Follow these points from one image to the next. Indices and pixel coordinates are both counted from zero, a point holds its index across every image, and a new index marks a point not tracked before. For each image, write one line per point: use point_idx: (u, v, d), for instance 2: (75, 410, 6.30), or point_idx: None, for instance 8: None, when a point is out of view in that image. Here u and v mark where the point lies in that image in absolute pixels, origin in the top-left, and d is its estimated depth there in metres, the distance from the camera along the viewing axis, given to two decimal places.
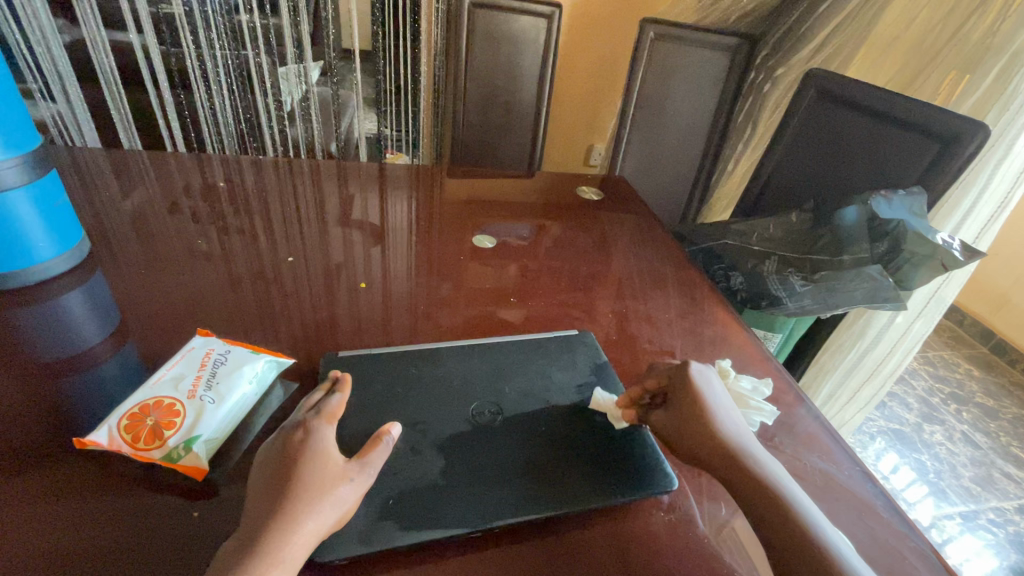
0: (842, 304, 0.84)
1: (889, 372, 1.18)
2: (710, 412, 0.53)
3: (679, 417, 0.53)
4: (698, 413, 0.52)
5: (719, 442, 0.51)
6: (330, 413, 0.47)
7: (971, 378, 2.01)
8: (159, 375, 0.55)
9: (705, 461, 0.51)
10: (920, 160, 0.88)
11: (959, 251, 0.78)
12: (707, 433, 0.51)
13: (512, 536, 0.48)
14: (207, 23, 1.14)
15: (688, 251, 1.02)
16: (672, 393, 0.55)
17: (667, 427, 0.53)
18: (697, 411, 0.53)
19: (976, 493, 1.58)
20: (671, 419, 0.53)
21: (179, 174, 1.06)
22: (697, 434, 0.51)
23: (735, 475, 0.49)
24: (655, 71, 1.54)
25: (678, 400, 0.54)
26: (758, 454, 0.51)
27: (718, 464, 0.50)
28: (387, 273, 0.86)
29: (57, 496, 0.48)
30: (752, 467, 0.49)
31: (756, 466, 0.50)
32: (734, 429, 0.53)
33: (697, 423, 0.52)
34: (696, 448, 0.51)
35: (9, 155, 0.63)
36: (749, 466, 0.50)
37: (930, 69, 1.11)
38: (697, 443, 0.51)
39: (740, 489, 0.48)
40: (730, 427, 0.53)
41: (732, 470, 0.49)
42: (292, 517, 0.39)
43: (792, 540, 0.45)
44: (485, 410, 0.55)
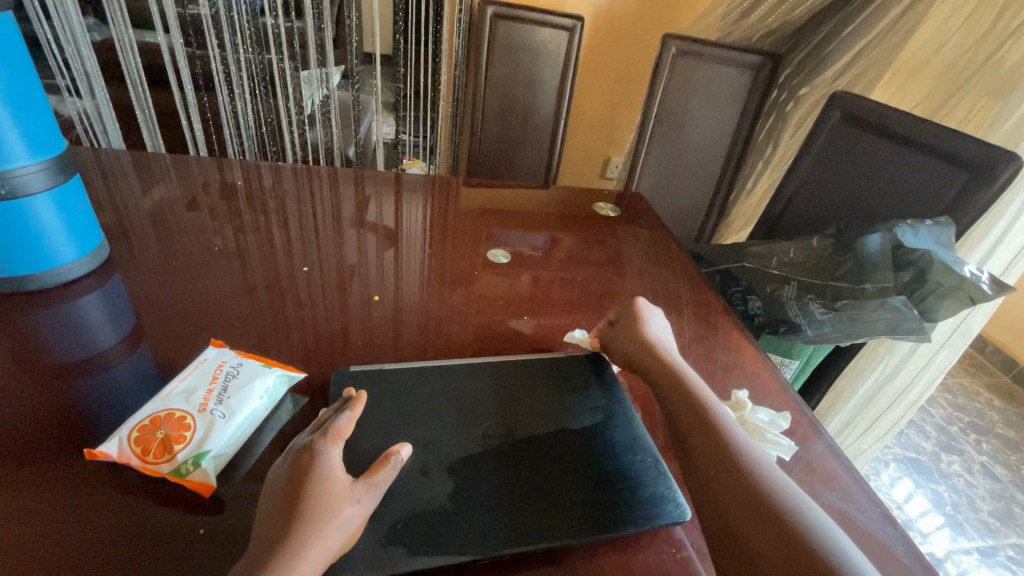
0: (864, 334, 0.82)
1: (909, 403, 1.16)
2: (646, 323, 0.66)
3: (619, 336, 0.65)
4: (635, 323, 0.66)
5: (649, 343, 0.63)
6: (337, 432, 0.44)
7: (991, 408, 1.96)
8: (171, 387, 0.55)
9: (630, 354, 0.63)
10: (948, 189, 0.86)
11: (987, 285, 0.76)
12: (637, 334, 0.65)
13: (520, 567, 0.47)
14: (232, 26, 1.14)
15: (704, 272, 1.01)
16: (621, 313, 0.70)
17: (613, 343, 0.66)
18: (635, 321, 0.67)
19: (995, 528, 1.53)
20: (614, 328, 0.67)
21: (199, 175, 1.06)
22: (628, 334, 0.65)
23: (664, 379, 0.58)
24: (676, 86, 1.52)
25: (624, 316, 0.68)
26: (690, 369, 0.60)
27: (640, 355, 0.62)
28: (399, 283, 0.85)
29: (62, 504, 0.47)
30: (676, 368, 0.60)
31: (686, 377, 0.58)
32: (663, 338, 0.65)
33: (631, 327, 0.66)
34: (627, 345, 0.64)
35: (34, 159, 0.64)
36: (677, 374, 0.59)
37: (960, 95, 1.09)
38: (628, 342, 0.64)
39: (663, 388, 0.58)
40: (659, 336, 0.65)
41: (663, 376, 0.59)
42: (297, 541, 0.39)
43: (699, 427, 0.52)
44: (495, 433, 0.55)
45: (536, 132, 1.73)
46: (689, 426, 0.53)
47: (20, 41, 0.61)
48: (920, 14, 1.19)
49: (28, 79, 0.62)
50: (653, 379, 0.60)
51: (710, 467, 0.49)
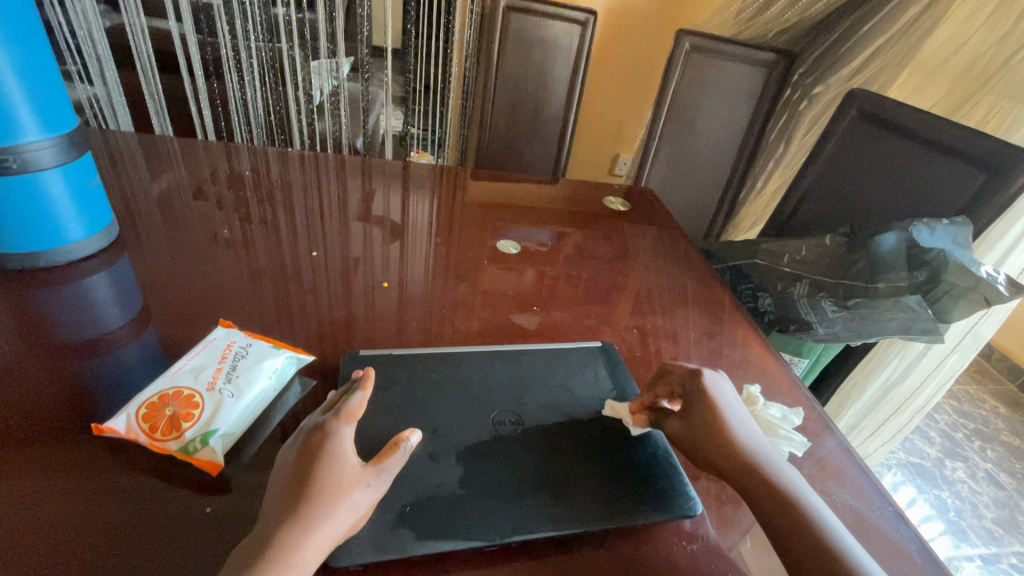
0: (876, 334, 0.82)
1: (918, 406, 1.16)
2: (728, 422, 0.52)
3: (694, 429, 0.53)
4: (714, 424, 0.52)
5: (744, 457, 0.50)
6: (349, 412, 0.44)
7: (997, 415, 1.94)
8: (180, 364, 0.55)
9: (728, 473, 0.50)
10: (965, 190, 0.85)
11: (1003, 285, 0.75)
12: (726, 445, 0.51)
13: (530, 554, 0.46)
14: (244, 14, 1.15)
15: (715, 269, 1.00)
16: (686, 400, 0.55)
17: (683, 438, 0.53)
18: (713, 421, 0.52)
19: (998, 536, 1.52)
20: (688, 428, 0.53)
21: (208, 161, 1.06)
22: (717, 446, 0.51)
23: (785, 524, 0.46)
24: (688, 83, 1.51)
25: (692, 409, 0.53)
26: (809, 500, 0.48)
27: (741, 477, 0.49)
28: (407, 272, 0.85)
29: (68, 482, 0.47)
30: (791, 499, 0.48)
31: (811, 519, 0.46)
32: (755, 440, 0.52)
33: (713, 432, 0.52)
34: (716, 458, 0.51)
35: (46, 135, 0.64)
36: (799, 516, 0.46)
37: (979, 95, 1.08)
38: (718, 455, 0.51)
39: (786, 533, 0.46)
40: (748, 437, 0.52)
41: (781, 516, 0.47)
42: (306, 521, 0.38)
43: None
44: (506, 419, 0.54)
45: (546, 127, 1.72)
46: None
47: (37, 19, 0.61)
48: (938, 15, 1.18)
49: (42, 55, 0.62)
50: (764, 513, 0.48)
51: None
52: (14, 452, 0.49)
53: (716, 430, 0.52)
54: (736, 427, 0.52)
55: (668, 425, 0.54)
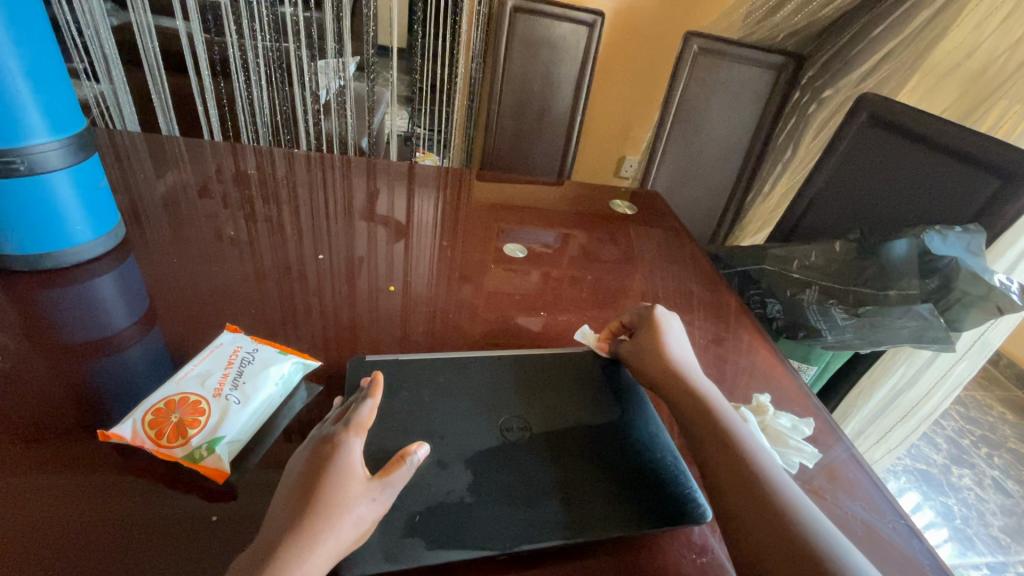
0: (887, 342, 0.81)
1: (925, 413, 1.15)
2: (665, 342, 0.61)
3: (639, 351, 0.61)
4: (652, 341, 0.61)
5: (671, 368, 0.58)
6: (359, 423, 0.43)
7: (1004, 422, 1.93)
8: (186, 370, 0.55)
9: (653, 379, 0.58)
10: (978, 196, 0.84)
11: (1017, 295, 0.74)
12: (658, 357, 0.59)
13: (538, 565, 0.46)
14: (252, 15, 1.14)
15: (723, 273, 0.99)
16: (638, 327, 0.64)
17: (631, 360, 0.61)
18: (653, 340, 0.61)
19: (1005, 544, 1.51)
20: (633, 346, 0.62)
21: (214, 161, 1.06)
22: (649, 356, 0.60)
23: (693, 419, 0.53)
24: (696, 85, 1.50)
25: (640, 332, 0.63)
26: (720, 402, 0.55)
27: (664, 382, 0.57)
28: (413, 275, 0.84)
29: (73, 486, 0.46)
30: (702, 398, 0.55)
31: (716, 414, 0.53)
32: (685, 359, 0.60)
33: (650, 347, 0.61)
34: (645, 365, 0.59)
35: (54, 136, 0.63)
36: (706, 411, 0.54)
37: (992, 100, 1.06)
38: (648, 363, 0.59)
39: (692, 424, 0.53)
40: (681, 356, 0.60)
41: (691, 413, 0.54)
42: (311, 534, 0.38)
43: (751, 496, 0.47)
44: (513, 425, 0.54)
45: (552, 128, 1.71)
46: (737, 492, 0.48)
47: (45, 21, 0.61)
48: (951, 18, 1.17)
49: (50, 56, 0.62)
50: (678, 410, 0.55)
51: (734, 489, 0.48)
52: (19, 453, 0.49)
53: (658, 356, 0.60)
54: (678, 358, 0.60)
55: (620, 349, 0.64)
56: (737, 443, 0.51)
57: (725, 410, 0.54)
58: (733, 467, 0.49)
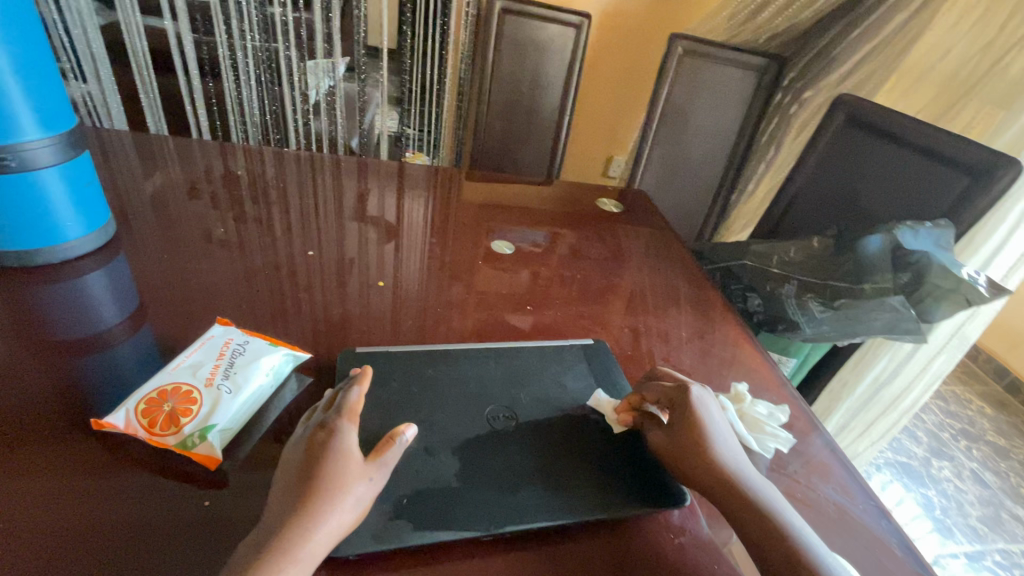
0: (861, 334, 0.84)
1: (905, 407, 1.18)
2: (712, 439, 0.52)
3: (682, 449, 0.52)
4: (699, 440, 0.52)
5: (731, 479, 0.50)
6: (351, 409, 0.45)
7: (982, 415, 1.98)
8: (178, 361, 0.56)
9: (711, 492, 0.50)
10: (949, 193, 0.87)
11: (984, 287, 0.78)
12: (711, 462, 0.51)
13: (523, 546, 0.47)
14: (241, 15, 1.17)
15: (706, 269, 1.01)
16: (672, 413, 0.54)
17: (668, 456, 0.52)
18: (700, 439, 0.52)
19: (983, 533, 1.55)
20: (673, 444, 0.52)
21: (203, 160, 1.06)
22: (700, 461, 0.51)
23: (774, 553, 0.46)
24: (681, 87, 1.53)
25: (677, 422, 0.53)
26: (794, 522, 0.49)
27: (723, 496, 0.49)
28: (402, 272, 0.86)
29: (65, 480, 0.47)
30: (778, 523, 0.48)
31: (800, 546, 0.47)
32: (738, 460, 0.52)
33: (698, 447, 0.51)
34: (697, 472, 0.51)
35: (44, 134, 0.64)
36: (787, 543, 0.47)
37: (964, 102, 1.10)
38: (700, 471, 0.50)
39: (771, 555, 0.46)
40: (734, 458, 0.52)
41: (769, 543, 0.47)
42: (314, 514, 0.39)
43: None
44: (500, 414, 0.55)
45: (540, 128, 1.73)
46: None
47: (36, 20, 0.62)
48: (925, 22, 1.20)
49: (40, 55, 0.62)
50: (749, 536, 0.48)
51: None
52: (7, 454, 0.49)
53: (705, 455, 0.51)
54: (723, 453, 0.52)
55: (651, 437, 0.54)
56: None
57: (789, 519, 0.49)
58: None
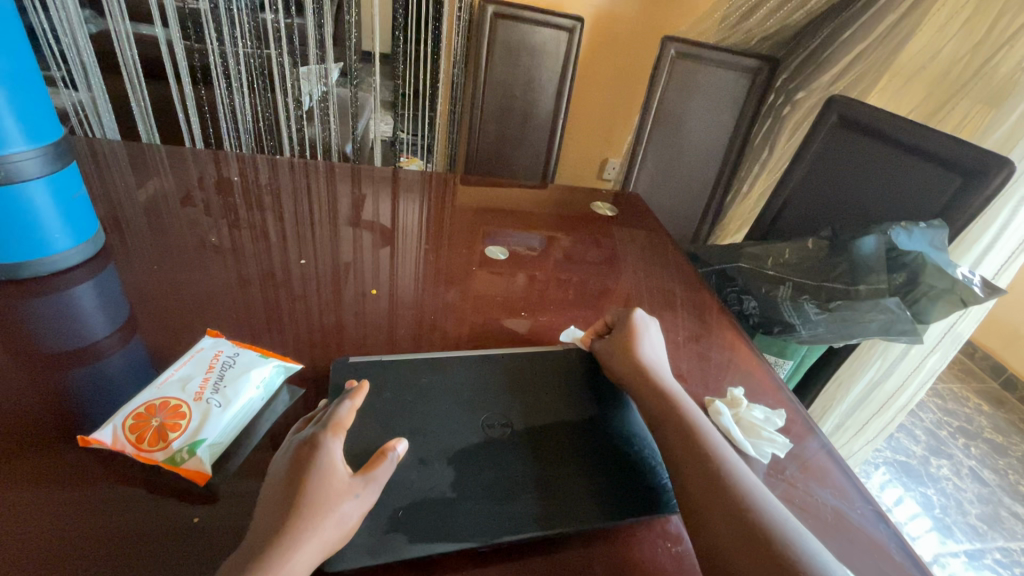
0: (857, 335, 0.83)
1: (900, 406, 1.18)
2: (637, 343, 0.63)
3: (611, 345, 0.63)
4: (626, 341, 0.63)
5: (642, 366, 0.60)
6: (338, 424, 0.44)
7: (980, 413, 1.98)
8: (167, 375, 0.55)
9: (625, 376, 0.60)
10: (942, 193, 0.87)
11: (978, 287, 0.78)
12: (630, 354, 0.61)
13: (518, 557, 0.47)
14: (231, 21, 1.14)
15: (701, 272, 1.01)
16: (615, 328, 0.67)
17: (601, 351, 0.64)
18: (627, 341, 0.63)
19: (982, 531, 1.55)
20: (607, 346, 0.64)
21: (194, 168, 1.06)
22: (620, 352, 0.62)
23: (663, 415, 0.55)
24: (674, 89, 1.53)
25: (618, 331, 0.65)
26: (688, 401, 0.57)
27: (633, 380, 0.59)
28: (397, 278, 0.85)
29: (51, 495, 0.47)
30: (669, 394, 0.57)
31: (686, 411, 0.55)
32: (658, 362, 0.62)
33: (624, 345, 0.63)
34: (619, 360, 0.61)
35: (31, 146, 0.63)
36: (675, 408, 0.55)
37: (954, 101, 1.11)
38: (621, 360, 0.61)
39: (660, 417, 0.55)
40: (653, 359, 0.62)
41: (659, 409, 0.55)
42: (295, 533, 0.38)
43: (700, 466, 0.50)
44: (495, 423, 0.55)
45: (535, 132, 1.73)
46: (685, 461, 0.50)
47: (21, 31, 0.61)
48: (916, 22, 1.21)
49: (26, 66, 0.62)
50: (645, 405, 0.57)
51: (684, 460, 0.51)
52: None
53: (628, 348, 0.62)
54: (646, 351, 0.63)
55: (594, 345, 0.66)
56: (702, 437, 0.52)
57: (680, 393, 0.57)
58: (685, 443, 0.51)
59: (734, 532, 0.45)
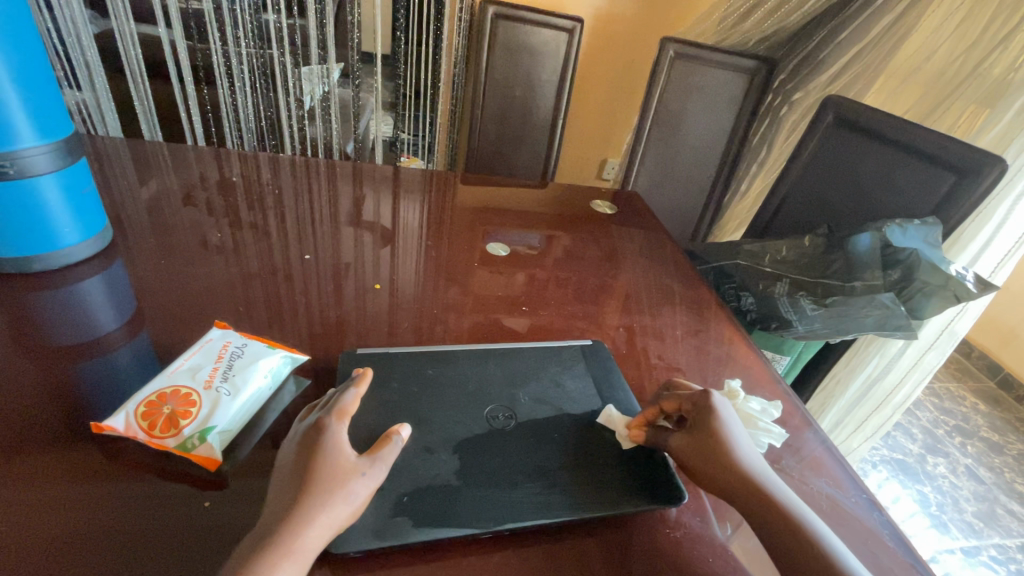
0: (853, 330, 0.85)
1: (897, 403, 1.19)
2: (734, 445, 0.51)
3: (703, 452, 0.51)
4: (719, 444, 0.51)
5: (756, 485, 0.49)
6: (342, 409, 0.46)
7: (976, 412, 1.99)
8: (177, 364, 0.56)
9: (735, 497, 0.49)
10: (936, 191, 0.89)
11: (972, 283, 0.79)
12: (733, 468, 0.50)
13: (520, 542, 0.48)
14: (235, 21, 1.16)
15: (699, 269, 1.02)
16: (693, 418, 0.54)
17: (689, 459, 0.51)
18: (721, 444, 0.51)
19: (978, 529, 1.56)
20: (694, 450, 0.51)
21: (198, 166, 1.07)
22: (722, 467, 0.50)
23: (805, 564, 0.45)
24: (672, 90, 1.55)
25: (702, 428, 0.52)
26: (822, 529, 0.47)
27: (748, 504, 0.48)
28: (399, 275, 0.87)
29: (62, 486, 0.48)
30: (800, 525, 0.47)
31: (831, 556, 0.45)
32: (761, 467, 0.51)
33: (720, 452, 0.50)
34: (723, 479, 0.49)
35: (42, 141, 0.64)
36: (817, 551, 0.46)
37: (949, 102, 1.12)
38: (724, 476, 0.49)
39: (801, 562, 0.45)
40: (757, 465, 0.51)
41: (796, 552, 0.46)
42: (305, 510, 0.40)
43: None
44: (499, 413, 0.56)
45: (535, 133, 1.75)
46: None
47: (32, 28, 0.62)
48: (911, 24, 1.22)
49: (38, 64, 0.63)
50: (775, 543, 0.47)
51: None
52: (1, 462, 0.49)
53: (727, 456, 0.50)
54: (746, 457, 0.51)
55: (669, 440, 0.53)
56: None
57: (807, 517, 0.48)
58: None
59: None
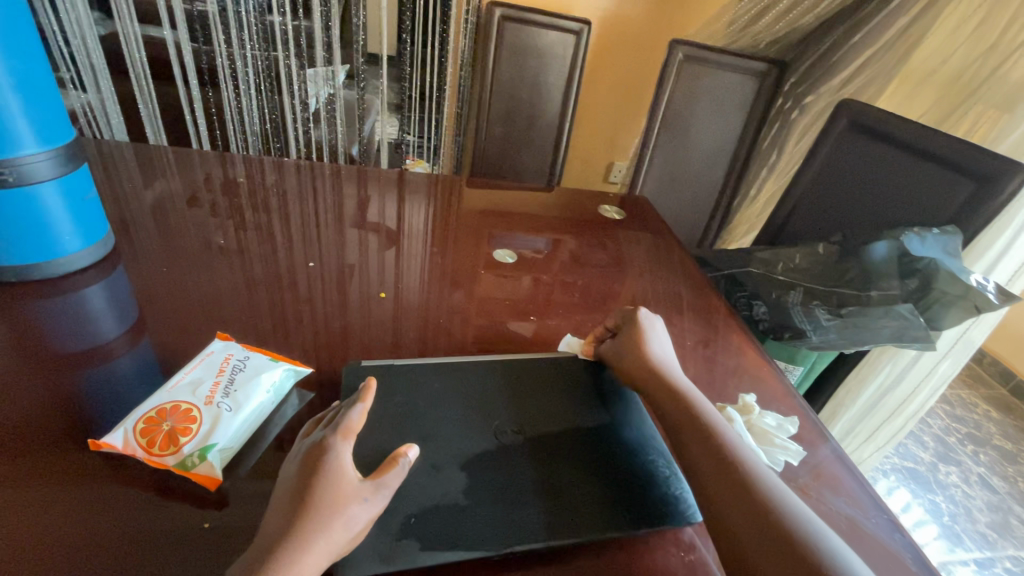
0: (869, 342, 0.82)
1: (911, 412, 1.17)
2: (647, 342, 0.62)
3: (618, 348, 0.63)
4: (634, 342, 0.62)
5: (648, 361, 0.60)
6: (347, 427, 0.44)
7: (989, 419, 1.96)
8: (177, 378, 0.55)
9: (632, 376, 0.60)
10: (955, 198, 0.86)
11: (993, 294, 0.76)
12: (639, 354, 0.61)
13: (530, 565, 0.46)
14: (240, 23, 1.15)
15: (710, 276, 1.00)
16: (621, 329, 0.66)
17: (610, 356, 0.63)
18: (633, 339, 0.63)
19: (992, 540, 1.53)
20: (614, 348, 0.63)
21: (202, 169, 1.06)
22: (629, 353, 0.61)
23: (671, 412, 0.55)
24: (681, 93, 1.53)
25: (623, 333, 0.64)
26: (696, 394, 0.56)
27: (644, 381, 0.58)
28: (405, 281, 0.85)
29: (58, 499, 0.46)
30: (678, 389, 0.56)
31: (693, 405, 0.54)
32: (668, 360, 0.61)
33: (633, 348, 0.62)
34: (628, 364, 0.60)
35: (43, 147, 0.64)
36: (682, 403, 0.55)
37: (967, 105, 1.10)
38: (630, 361, 0.61)
39: (669, 411, 0.55)
40: (663, 357, 0.61)
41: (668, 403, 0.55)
42: (303, 535, 0.38)
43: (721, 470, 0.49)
44: (508, 428, 0.54)
45: (541, 135, 1.73)
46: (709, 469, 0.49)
47: (34, 32, 0.61)
48: (928, 26, 1.20)
49: (39, 69, 0.62)
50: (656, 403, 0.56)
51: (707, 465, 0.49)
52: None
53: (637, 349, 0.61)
54: (656, 353, 0.61)
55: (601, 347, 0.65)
56: (706, 423, 0.52)
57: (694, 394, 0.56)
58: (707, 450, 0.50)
59: (746, 515, 0.46)
